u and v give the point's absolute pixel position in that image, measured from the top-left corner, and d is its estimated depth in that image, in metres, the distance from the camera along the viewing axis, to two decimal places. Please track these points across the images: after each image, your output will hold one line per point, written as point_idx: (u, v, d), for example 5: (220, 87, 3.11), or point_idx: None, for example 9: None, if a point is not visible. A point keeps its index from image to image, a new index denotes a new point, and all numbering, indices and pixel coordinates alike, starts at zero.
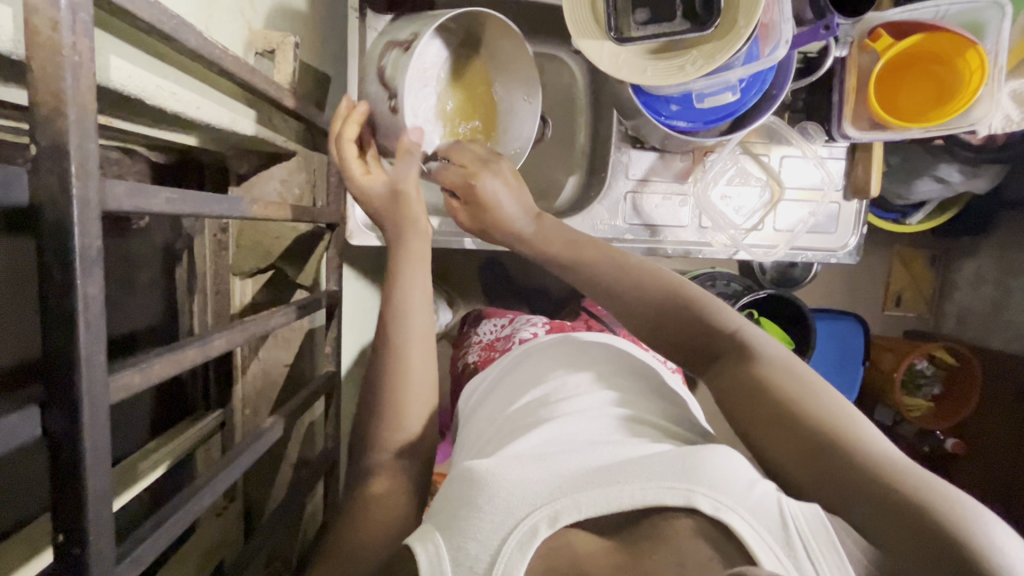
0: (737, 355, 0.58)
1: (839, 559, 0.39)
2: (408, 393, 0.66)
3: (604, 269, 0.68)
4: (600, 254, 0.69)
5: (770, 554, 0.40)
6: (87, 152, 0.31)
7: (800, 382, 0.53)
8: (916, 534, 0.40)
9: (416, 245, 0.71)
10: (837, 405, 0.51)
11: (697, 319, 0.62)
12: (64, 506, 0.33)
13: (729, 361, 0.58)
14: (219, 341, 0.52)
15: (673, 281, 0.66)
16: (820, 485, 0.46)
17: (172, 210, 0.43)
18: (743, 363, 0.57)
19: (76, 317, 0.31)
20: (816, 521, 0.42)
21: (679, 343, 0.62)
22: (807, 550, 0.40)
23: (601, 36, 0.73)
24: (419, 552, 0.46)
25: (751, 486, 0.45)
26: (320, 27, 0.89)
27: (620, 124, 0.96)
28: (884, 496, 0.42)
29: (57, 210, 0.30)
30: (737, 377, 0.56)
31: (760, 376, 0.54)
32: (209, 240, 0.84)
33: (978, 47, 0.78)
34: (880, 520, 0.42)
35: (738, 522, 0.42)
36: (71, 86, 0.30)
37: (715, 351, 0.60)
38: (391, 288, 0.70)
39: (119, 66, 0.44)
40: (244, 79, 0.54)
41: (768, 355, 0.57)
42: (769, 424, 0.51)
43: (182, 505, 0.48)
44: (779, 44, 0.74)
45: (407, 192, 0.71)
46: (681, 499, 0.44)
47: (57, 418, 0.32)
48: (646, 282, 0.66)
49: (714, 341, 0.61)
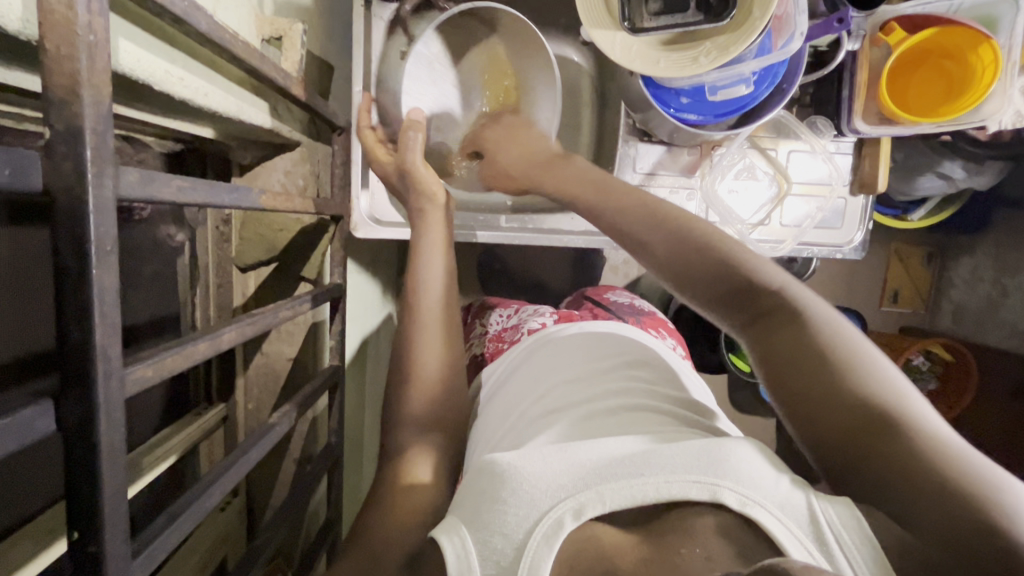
0: (785, 317, 0.54)
1: (871, 548, 0.39)
2: (425, 364, 0.71)
3: (637, 220, 0.65)
4: (628, 201, 0.67)
5: (798, 546, 0.40)
6: (102, 137, 0.30)
7: (845, 348, 0.49)
8: (954, 518, 0.38)
9: (434, 214, 0.80)
10: (881, 374, 0.48)
11: (736, 274, 0.58)
12: (79, 505, 0.32)
13: (773, 325, 0.54)
14: (230, 334, 0.51)
15: (712, 236, 0.61)
16: (860, 466, 0.44)
17: (182, 199, 0.42)
18: (791, 327, 0.53)
19: (91, 307, 0.30)
20: (845, 514, 0.41)
21: (720, 298, 0.58)
22: (838, 543, 0.40)
23: (614, 26, 0.72)
24: (447, 545, 0.46)
25: (779, 479, 0.45)
26: (324, 15, 0.87)
27: (627, 117, 0.95)
28: (927, 482, 0.40)
29: (71, 197, 0.29)
30: (784, 339, 0.52)
31: (808, 343, 0.51)
32: (211, 231, 0.82)
33: (992, 42, 0.78)
34: (916, 504, 0.39)
35: (764, 516, 0.42)
36: (86, 67, 0.29)
37: (759, 309, 0.56)
38: (414, 266, 0.76)
39: (128, 50, 0.43)
40: (253, 65, 0.53)
41: (816, 316, 0.53)
42: (812, 397, 0.48)
43: (194, 501, 0.47)
44: (792, 36, 0.73)
45: (416, 171, 0.80)
46: (707, 494, 0.44)
47: (71, 412, 0.31)
48: (681, 239, 0.62)
49: (757, 298, 0.56)
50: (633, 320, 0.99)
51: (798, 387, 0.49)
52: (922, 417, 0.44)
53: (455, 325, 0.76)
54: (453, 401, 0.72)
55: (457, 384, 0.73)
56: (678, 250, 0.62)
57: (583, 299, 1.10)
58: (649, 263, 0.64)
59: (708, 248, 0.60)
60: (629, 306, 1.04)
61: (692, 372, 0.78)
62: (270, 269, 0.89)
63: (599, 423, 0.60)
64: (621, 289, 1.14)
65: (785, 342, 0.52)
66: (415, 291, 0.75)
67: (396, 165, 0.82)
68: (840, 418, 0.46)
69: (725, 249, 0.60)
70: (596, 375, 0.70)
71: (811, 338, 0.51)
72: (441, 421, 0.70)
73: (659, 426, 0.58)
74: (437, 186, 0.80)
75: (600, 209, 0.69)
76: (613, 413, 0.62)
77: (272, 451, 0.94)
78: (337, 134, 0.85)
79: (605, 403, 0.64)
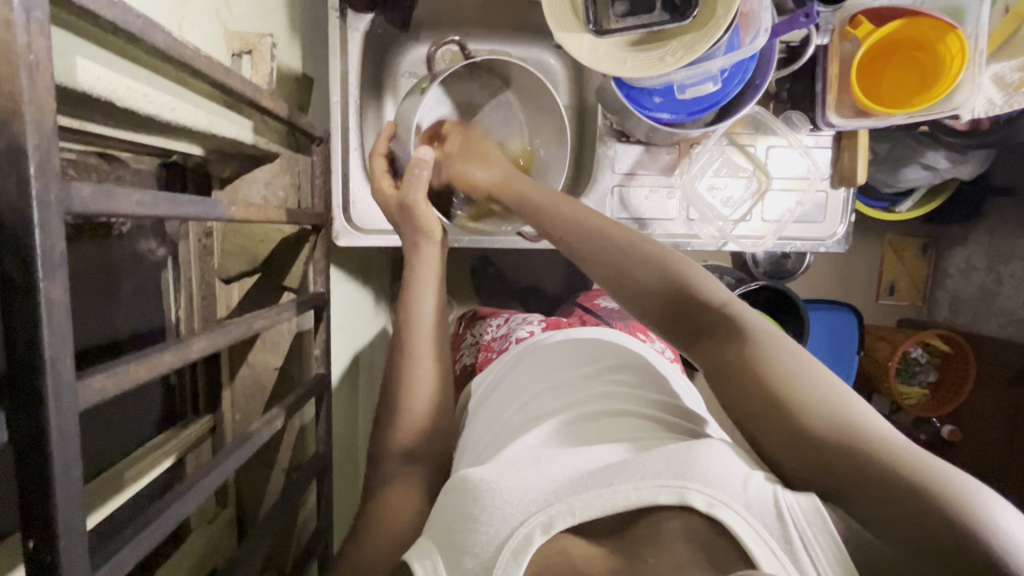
0: (729, 332, 0.55)
1: (836, 547, 0.39)
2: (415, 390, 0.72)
3: (592, 238, 0.66)
4: (586, 215, 0.68)
5: (766, 550, 0.40)
6: (46, 156, 0.31)
7: (793, 359, 0.50)
8: (915, 522, 0.37)
9: (430, 251, 0.80)
10: (827, 383, 0.48)
11: (686, 293, 0.59)
12: (34, 517, 0.33)
13: (721, 339, 0.55)
14: (199, 344, 0.51)
15: (665, 257, 0.63)
16: (821, 473, 0.43)
17: (142, 211, 0.43)
18: (735, 341, 0.53)
19: (40, 321, 0.31)
20: (809, 509, 0.41)
21: (671, 318, 0.59)
22: (802, 540, 0.40)
23: (581, 29, 0.72)
24: (418, 568, 0.47)
25: (748, 477, 0.45)
26: (300, 28, 0.88)
27: (605, 118, 0.96)
28: (886, 483, 0.40)
29: (15, 213, 0.30)
30: (729, 355, 0.53)
31: (749, 359, 0.51)
32: (194, 245, 0.82)
33: (958, 32, 0.78)
34: (880, 507, 0.39)
35: (731, 517, 0.42)
36: (27, 86, 0.29)
37: (704, 325, 0.57)
38: (407, 301, 0.78)
39: (86, 68, 0.44)
40: (218, 80, 0.54)
41: (760, 330, 0.54)
42: (764, 412, 0.48)
43: (163, 512, 0.47)
44: (758, 33, 0.74)
45: (417, 204, 0.78)
46: (675, 497, 0.44)
47: (22, 422, 0.32)
48: (635, 256, 0.63)
49: (702, 315, 0.57)
50: (623, 324, 1.00)
51: (748, 403, 0.49)
52: (875, 425, 0.44)
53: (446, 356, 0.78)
54: (440, 411, 0.73)
55: (445, 397, 0.74)
56: (634, 267, 0.63)
57: (572, 306, 1.11)
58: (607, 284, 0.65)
59: (664, 270, 0.61)
60: (618, 311, 1.05)
61: (680, 376, 0.79)
62: (253, 280, 0.90)
63: (574, 434, 0.61)
64: None
65: (732, 357, 0.52)
66: (405, 327, 0.76)
67: (397, 198, 0.80)
68: (792, 428, 0.46)
69: (678, 270, 0.61)
70: (579, 382, 0.71)
71: (755, 352, 0.51)
72: (423, 438, 0.71)
73: (639, 432, 0.58)
74: (437, 226, 0.80)
75: (561, 224, 0.69)
76: (586, 424, 0.62)
77: (262, 462, 0.95)
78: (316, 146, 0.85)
79: (584, 411, 0.65)
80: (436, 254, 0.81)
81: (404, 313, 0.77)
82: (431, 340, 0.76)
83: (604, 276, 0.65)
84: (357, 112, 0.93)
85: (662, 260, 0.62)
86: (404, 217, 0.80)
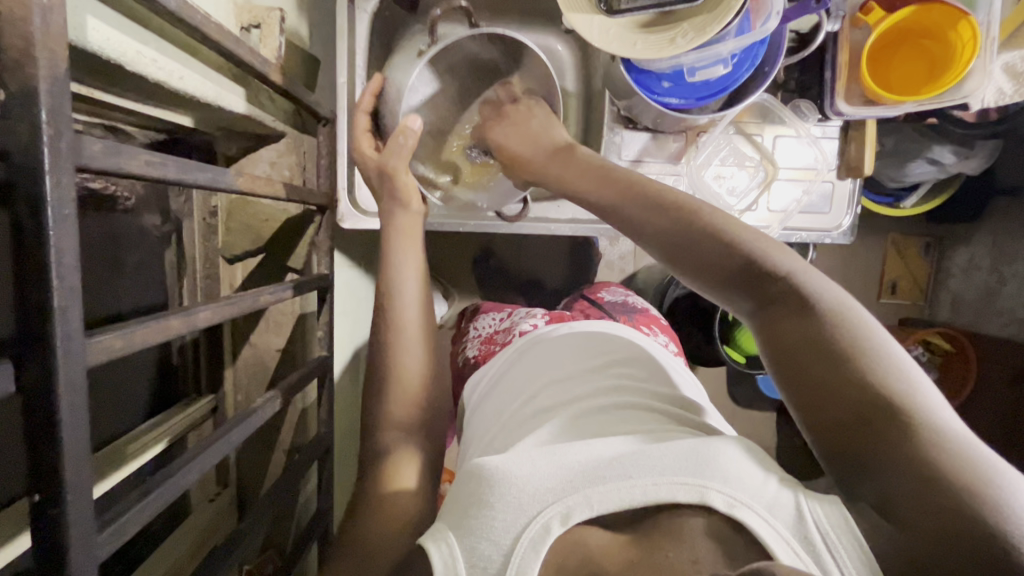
0: (793, 302, 0.53)
1: (863, 555, 0.39)
2: (408, 366, 0.72)
3: (639, 212, 0.66)
4: (640, 193, 0.67)
5: (786, 549, 0.40)
6: (57, 102, 0.30)
7: (853, 335, 0.48)
8: (951, 517, 0.37)
9: (406, 221, 0.80)
10: (890, 363, 0.46)
11: (747, 261, 0.57)
12: (39, 470, 0.32)
13: (780, 310, 0.53)
14: (206, 313, 0.51)
15: (730, 225, 0.60)
16: (857, 459, 0.43)
17: (151, 173, 0.42)
18: (799, 314, 0.52)
19: (49, 270, 0.30)
20: (834, 516, 0.41)
21: (731, 285, 0.58)
22: (825, 542, 0.40)
23: (591, 10, 0.72)
24: (435, 552, 0.47)
25: (767, 479, 0.45)
26: (308, 8, 0.88)
27: (612, 105, 0.95)
28: (922, 474, 0.39)
29: (26, 157, 0.29)
30: (787, 327, 0.52)
31: (811, 331, 0.50)
32: (198, 223, 0.84)
33: (970, 18, 0.77)
34: (912, 497, 0.39)
35: (751, 517, 0.42)
36: (40, 30, 0.29)
37: (765, 295, 0.55)
38: (385, 269, 0.78)
39: (96, 28, 0.44)
40: (228, 49, 0.53)
41: (824, 303, 0.51)
42: (818, 386, 0.47)
43: (167, 478, 0.47)
44: (769, 16, 0.74)
45: (398, 174, 0.80)
46: (694, 496, 0.44)
47: (30, 373, 0.31)
48: (690, 224, 0.62)
49: (763, 285, 0.55)
50: (626, 317, 1.00)
51: (799, 376, 0.49)
52: (928, 410, 0.43)
53: (434, 342, 0.77)
54: (432, 391, 0.73)
55: (436, 383, 0.74)
56: (696, 236, 0.61)
57: (577, 299, 1.10)
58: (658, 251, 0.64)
59: (726, 239, 0.59)
60: (623, 304, 1.05)
61: (682, 369, 0.78)
62: (257, 260, 0.89)
63: (596, 423, 0.61)
64: (617, 287, 1.14)
65: (791, 330, 0.51)
66: (390, 299, 0.76)
67: (377, 164, 0.81)
68: (834, 408, 0.45)
69: (743, 240, 0.58)
70: (592, 373, 0.71)
71: (817, 324, 0.50)
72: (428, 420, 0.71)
73: (654, 424, 0.59)
74: (414, 196, 0.81)
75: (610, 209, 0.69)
76: (606, 413, 0.62)
77: (262, 443, 0.94)
78: (322, 127, 0.85)
79: (603, 400, 0.65)
80: (414, 222, 0.81)
81: (382, 277, 0.77)
82: (421, 333, 0.75)
83: (662, 243, 0.63)
84: (363, 93, 0.93)
85: (726, 228, 0.60)
86: (382, 183, 0.81)
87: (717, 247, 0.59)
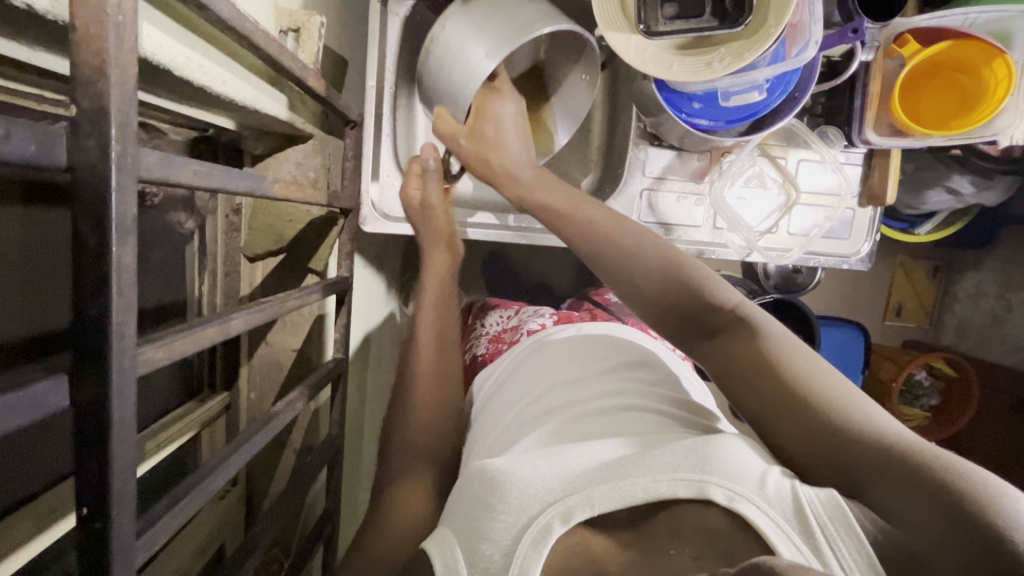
0: (743, 331, 0.57)
1: (859, 547, 0.38)
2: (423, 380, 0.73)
3: (609, 250, 0.67)
4: (602, 220, 0.69)
5: (788, 544, 0.39)
6: (126, 116, 0.30)
7: (806, 363, 0.52)
8: (943, 519, 0.37)
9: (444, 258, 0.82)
10: (838, 387, 0.50)
11: (695, 296, 0.61)
12: (90, 479, 0.32)
13: (732, 337, 0.57)
14: (239, 320, 0.51)
15: (676, 262, 0.64)
16: (843, 473, 0.45)
17: (198, 182, 0.42)
18: (748, 340, 0.56)
19: (110, 287, 0.30)
20: (831, 506, 0.40)
21: (680, 321, 0.61)
22: (826, 538, 0.39)
23: (629, 29, 0.72)
24: (436, 559, 0.47)
25: (766, 473, 0.44)
26: (340, 10, 0.88)
27: (638, 121, 0.95)
28: (913, 483, 0.40)
29: (93, 173, 0.30)
30: (743, 353, 0.55)
31: (765, 357, 0.53)
32: (221, 221, 0.84)
33: (1006, 56, 0.78)
34: (900, 501, 0.40)
35: (753, 512, 0.41)
36: (114, 47, 0.29)
37: (712, 327, 0.59)
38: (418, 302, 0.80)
39: (150, 34, 0.43)
40: (271, 56, 0.53)
41: (770, 331, 0.56)
42: (781, 412, 0.50)
43: (195, 487, 0.46)
44: (807, 45, 0.75)
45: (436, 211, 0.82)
46: (694, 490, 0.44)
47: (84, 390, 0.31)
48: (642, 264, 0.65)
49: (714, 318, 0.59)
50: (633, 320, 1.01)
51: (762, 399, 0.51)
52: (887, 428, 0.46)
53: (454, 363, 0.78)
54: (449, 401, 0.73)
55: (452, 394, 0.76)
56: (653, 278, 0.64)
57: (583, 300, 1.11)
58: (620, 291, 0.66)
59: (677, 274, 0.63)
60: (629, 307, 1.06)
61: (690, 370, 0.78)
62: (279, 258, 0.89)
63: (591, 423, 0.61)
64: None
65: (742, 353, 0.55)
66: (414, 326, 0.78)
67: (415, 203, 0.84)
68: (811, 426, 0.48)
69: (690, 272, 0.63)
70: (594, 376, 0.71)
71: (767, 350, 0.54)
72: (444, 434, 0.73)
73: (651, 427, 0.58)
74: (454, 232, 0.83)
75: (576, 229, 0.69)
76: (604, 413, 0.62)
77: (273, 443, 0.95)
78: (349, 128, 0.84)
79: (604, 402, 0.64)
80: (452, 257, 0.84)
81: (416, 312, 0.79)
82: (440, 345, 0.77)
83: (617, 278, 0.66)
84: (390, 98, 0.93)
85: (674, 266, 0.64)
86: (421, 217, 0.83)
87: (670, 286, 0.62)
